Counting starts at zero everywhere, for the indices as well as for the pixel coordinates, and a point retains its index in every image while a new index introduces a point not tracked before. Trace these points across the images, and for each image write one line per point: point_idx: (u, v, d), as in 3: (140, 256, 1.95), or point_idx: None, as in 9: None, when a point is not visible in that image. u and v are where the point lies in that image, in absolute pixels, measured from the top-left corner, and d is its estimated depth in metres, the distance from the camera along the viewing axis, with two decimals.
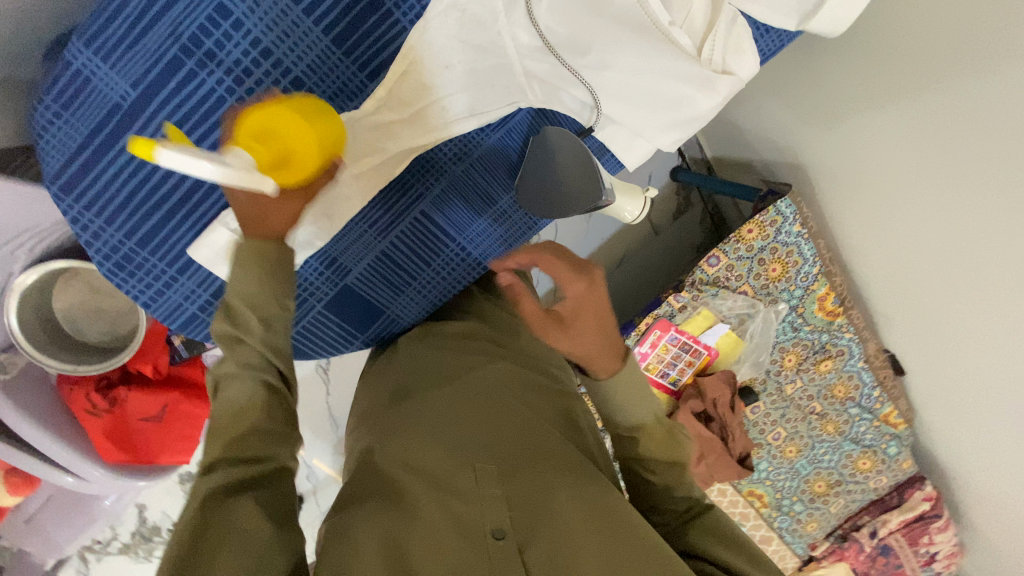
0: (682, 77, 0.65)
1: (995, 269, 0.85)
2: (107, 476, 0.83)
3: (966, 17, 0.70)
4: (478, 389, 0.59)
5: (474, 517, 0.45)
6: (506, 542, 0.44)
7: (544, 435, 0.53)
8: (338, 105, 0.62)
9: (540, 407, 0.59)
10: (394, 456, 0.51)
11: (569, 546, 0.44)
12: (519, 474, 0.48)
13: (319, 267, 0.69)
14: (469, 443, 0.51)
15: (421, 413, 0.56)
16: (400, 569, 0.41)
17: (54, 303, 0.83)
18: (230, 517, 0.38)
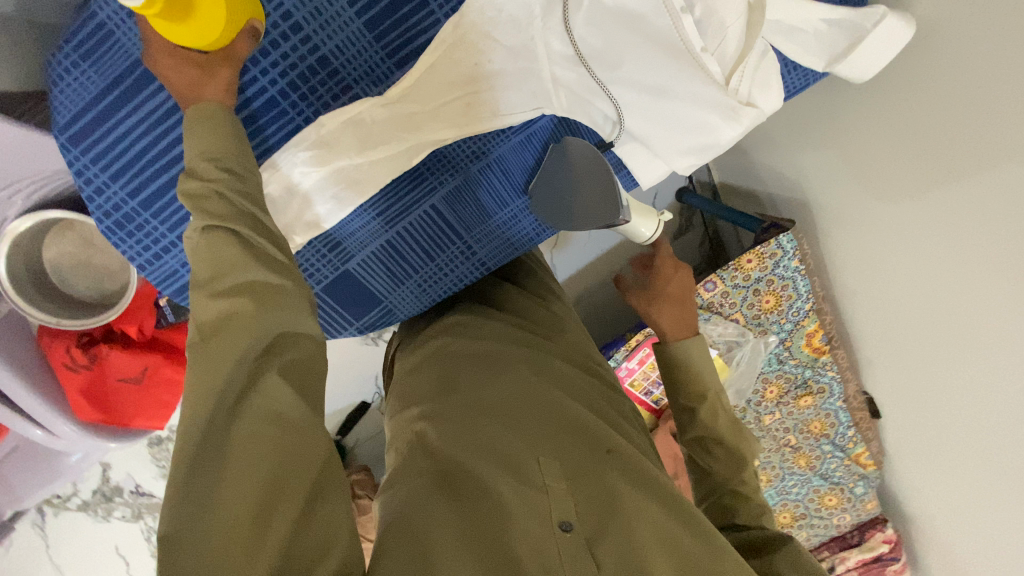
0: (708, 105, 0.66)
1: (979, 330, 0.87)
2: (77, 433, 0.83)
3: (980, 82, 0.70)
4: (542, 382, 0.63)
5: (546, 507, 0.48)
6: (573, 534, 0.47)
7: (599, 436, 0.57)
8: (361, 89, 0.61)
9: (594, 406, 0.63)
10: (466, 440, 0.55)
11: (632, 542, 0.47)
12: (585, 472, 0.52)
13: (322, 250, 0.69)
14: (538, 435, 0.55)
15: (489, 399, 0.60)
16: (486, 545, 0.44)
17: (44, 253, 0.81)
18: (317, 492, 0.39)
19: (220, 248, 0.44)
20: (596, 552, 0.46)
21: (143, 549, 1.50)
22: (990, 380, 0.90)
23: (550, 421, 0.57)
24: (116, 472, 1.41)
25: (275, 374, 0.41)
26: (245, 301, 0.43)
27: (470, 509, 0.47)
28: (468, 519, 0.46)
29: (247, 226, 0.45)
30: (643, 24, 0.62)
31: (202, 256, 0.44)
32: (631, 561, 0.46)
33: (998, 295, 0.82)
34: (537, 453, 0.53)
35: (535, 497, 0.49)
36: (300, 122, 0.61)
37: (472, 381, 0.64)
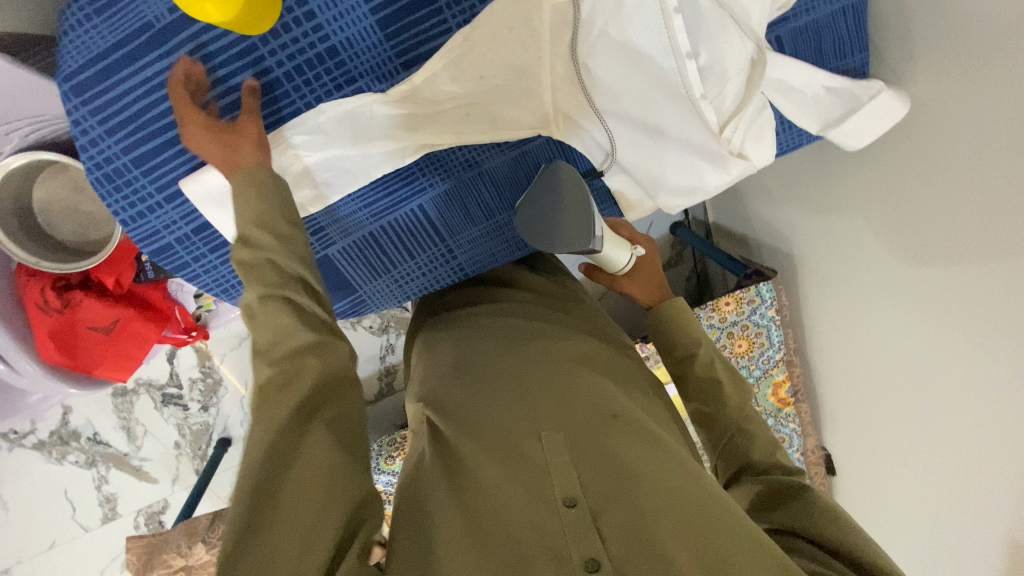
0: (700, 150, 0.68)
1: (930, 404, 0.89)
2: (39, 373, 0.83)
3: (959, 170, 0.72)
4: (550, 357, 0.64)
5: (547, 486, 0.49)
6: (578, 508, 0.48)
7: (602, 406, 0.58)
8: (365, 83, 0.63)
9: (608, 373, 0.65)
10: (465, 427, 0.57)
11: (639, 509, 0.48)
12: (588, 445, 0.53)
13: (304, 232, 0.70)
14: (539, 413, 0.56)
15: (492, 380, 0.62)
16: (484, 538, 0.47)
17: (33, 192, 0.81)
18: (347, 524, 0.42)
19: (277, 316, 0.50)
20: (603, 522, 0.47)
21: (90, 498, 1.50)
22: (933, 454, 0.91)
23: (553, 397, 0.58)
24: (76, 416, 1.42)
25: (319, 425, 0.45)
26: (289, 355, 0.49)
27: (470, 498, 0.50)
28: (467, 510, 0.49)
29: (298, 290, 0.52)
30: (647, 63, 0.64)
31: (260, 322, 0.50)
32: (638, 527, 0.47)
33: (950, 375, 0.83)
34: (538, 432, 0.54)
35: (536, 477, 0.50)
36: (301, 106, 0.62)
37: (480, 357, 0.65)
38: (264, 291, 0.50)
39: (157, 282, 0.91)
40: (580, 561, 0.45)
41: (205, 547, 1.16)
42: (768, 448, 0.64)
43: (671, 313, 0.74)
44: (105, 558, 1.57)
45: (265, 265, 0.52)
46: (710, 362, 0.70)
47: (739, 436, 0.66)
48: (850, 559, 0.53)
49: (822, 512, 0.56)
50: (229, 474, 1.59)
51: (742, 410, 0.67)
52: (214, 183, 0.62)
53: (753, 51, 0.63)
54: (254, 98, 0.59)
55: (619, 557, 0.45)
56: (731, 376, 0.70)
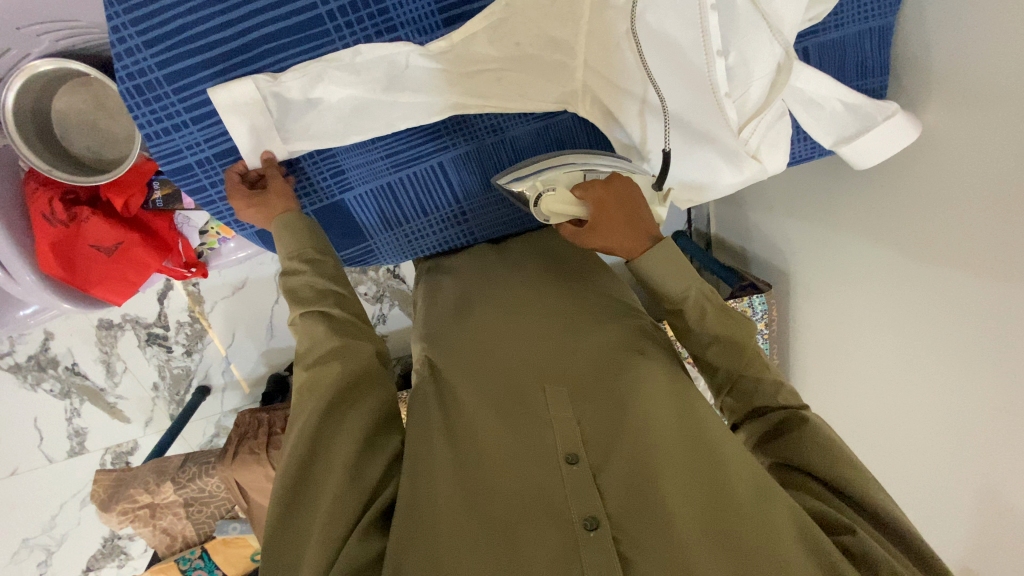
0: (718, 149, 0.70)
1: (900, 426, 0.92)
2: (36, 285, 0.82)
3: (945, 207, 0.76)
4: (561, 313, 0.67)
5: (549, 446, 0.53)
6: (579, 466, 0.51)
7: (605, 360, 0.60)
8: (405, 34, 0.65)
9: (615, 321, 0.66)
10: (471, 379, 0.60)
11: (639, 464, 0.51)
12: (590, 402, 0.56)
13: (324, 173, 0.71)
14: (543, 370, 0.60)
15: (498, 334, 0.65)
16: (485, 491, 0.51)
17: (53, 101, 0.81)
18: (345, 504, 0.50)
19: (313, 327, 0.60)
20: (603, 477, 0.51)
21: (60, 429, 1.49)
22: (896, 475, 0.95)
23: (557, 354, 0.62)
24: (56, 343, 1.41)
25: (351, 413, 0.56)
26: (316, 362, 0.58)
27: (472, 450, 0.54)
28: (468, 462, 0.53)
29: (332, 305, 0.63)
30: (677, 54, 0.64)
31: (298, 333, 0.62)
32: (637, 482, 0.50)
33: (922, 401, 0.87)
34: (541, 388, 0.58)
35: (540, 435, 0.54)
36: (339, 46, 0.64)
37: (491, 309, 0.68)
38: (302, 310, 0.61)
39: (163, 212, 0.93)
40: (582, 516, 0.48)
41: (173, 487, 1.16)
42: (774, 389, 0.63)
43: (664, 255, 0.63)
44: (67, 492, 1.56)
45: (305, 287, 0.63)
46: (701, 312, 0.65)
47: (744, 381, 0.64)
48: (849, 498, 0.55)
49: (824, 454, 0.57)
50: (203, 424, 1.58)
51: (745, 354, 0.64)
52: (244, 94, 0.63)
53: (781, 55, 0.64)
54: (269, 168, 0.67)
55: (617, 514, 0.49)
56: (732, 320, 0.64)
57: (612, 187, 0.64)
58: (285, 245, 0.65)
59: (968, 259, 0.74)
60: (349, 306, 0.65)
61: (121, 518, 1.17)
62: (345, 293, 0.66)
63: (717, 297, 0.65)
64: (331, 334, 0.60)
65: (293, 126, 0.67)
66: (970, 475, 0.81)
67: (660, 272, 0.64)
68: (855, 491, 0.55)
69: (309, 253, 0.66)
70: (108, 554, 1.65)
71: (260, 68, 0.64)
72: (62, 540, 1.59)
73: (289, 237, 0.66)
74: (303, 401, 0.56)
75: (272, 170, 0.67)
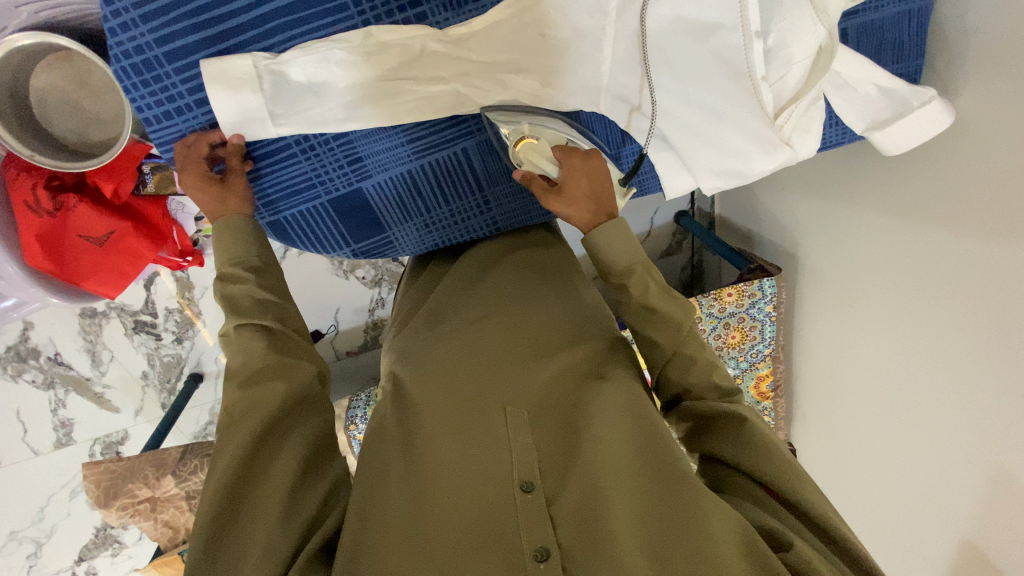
0: (751, 134, 0.64)
1: (907, 411, 0.94)
2: (20, 275, 0.77)
3: (971, 199, 0.76)
4: (523, 331, 0.70)
5: (508, 473, 0.57)
6: (534, 494, 0.55)
7: (566, 388, 0.64)
8: (428, 11, 0.61)
9: (578, 342, 0.69)
10: (434, 401, 0.63)
11: (591, 495, 0.55)
12: (546, 427, 0.61)
13: (341, 161, 0.67)
14: (503, 388, 0.63)
15: (460, 355, 0.68)
16: (447, 516, 0.54)
17: (30, 78, 0.74)
18: (280, 537, 0.51)
19: (251, 343, 0.60)
20: (556, 507, 0.55)
21: (45, 420, 1.43)
22: (901, 457, 0.98)
23: (518, 375, 0.64)
24: (36, 333, 1.33)
25: (287, 440, 0.57)
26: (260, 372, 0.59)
27: (433, 475, 0.57)
28: (431, 486, 0.57)
29: (272, 320, 0.63)
30: (715, 35, 0.60)
31: (235, 348, 0.61)
32: (590, 512, 0.54)
33: (933, 385, 0.88)
34: (503, 410, 0.61)
35: (501, 462, 0.57)
36: (357, 23, 0.59)
37: (455, 330, 0.72)
38: (239, 322, 0.61)
39: (157, 197, 0.86)
40: (533, 546, 0.52)
41: (174, 481, 1.13)
42: (706, 369, 0.65)
43: (614, 233, 0.63)
44: (56, 483, 1.51)
45: (244, 296, 0.62)
46: (645, 288, 0.65)
47: (677, 360, 0.65)
48: (783, 497, 0.57)
49: (756, 450, 0.59)
50: (196, 412, 1.54)
51: (682, 334, 0.65)
52: (241, 72, 0.58)
53: (824, 37, 0.61)
54: (237, 158, 0.62)
55: (567, 542, 0.53)
56: (674, 301, 0.66)
57: (592, 161, 0.64)
58: (222, 252, 0.64)
59: (991, 254, 0.74)
60: (291, 320, 0.66)
61: (121, 514, 1.13)
62: (285, 304, 0.66)
63: (660, 276, 0.66)
64: (270, 352, 0.61)
65: (285, 108, 0.61)
66: (978, 453, 0.83)
67: (610, 249, 0.64)
68: (782, 489, 0.57)
69: (252, 261, 0.65)
70: (101, 543, 1.62)
71: (267, 45, 0.59)
72: (52, 531, 1.55)
73: (231, 241, 0.64)
74: (236, 424, 0.56)
75: (234, 162, 0.63)
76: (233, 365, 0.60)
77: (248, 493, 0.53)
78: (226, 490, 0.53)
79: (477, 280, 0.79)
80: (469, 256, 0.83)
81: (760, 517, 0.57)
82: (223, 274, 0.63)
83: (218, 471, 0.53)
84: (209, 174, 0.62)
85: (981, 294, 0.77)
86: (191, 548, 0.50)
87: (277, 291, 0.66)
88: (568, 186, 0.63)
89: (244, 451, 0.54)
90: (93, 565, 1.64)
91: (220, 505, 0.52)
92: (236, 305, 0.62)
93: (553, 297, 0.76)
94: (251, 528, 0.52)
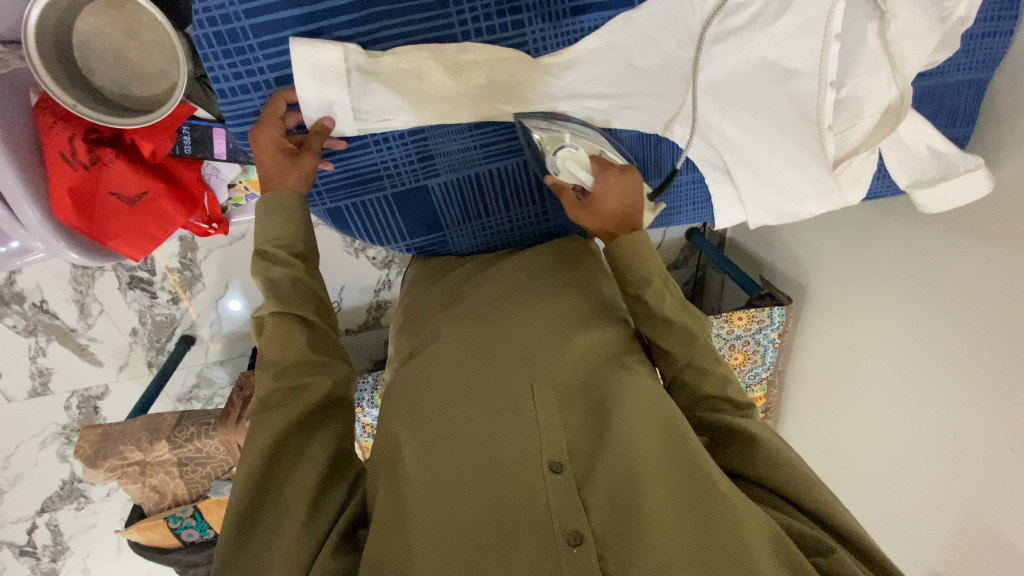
0: (807, 178, 0.66)
1: (895, 448, 1.00)
2: (45, 229, 0.72)
3: (988, 262, 0.80)
4: (550, 312, 0.65)
5: (534, 452, 0.50)
6: (563, 476, 0.49)
7: (588, 374, 0.58)
8: (523, 16, 0.60)
9: (611, 332, 0.64)
10: (451, 378, 0.58)
11: (625, 482, 0.49)
12: (575, 407, 0.55)
13: (411, 156, 0.69)
14: (530, 366, 0.58)
15: (482, 331, 0.63)
16: (467, 494, 0.48)
17: (77, 20, 0.71)
18: (311, 533, 0.48)
19: (289, 332, 0.57)
20: (587, 491, 0.49)
21: (22, 367, 1.36)
22: (882, 490, 1.04)
23: (543, 356, 0.59)
24: (23, 278, 1.25)
25: (316, 436, 0.54)
26: (292, 359, 0.56)
27: (448, 449, 0.51)
28: (448, 461, 0.50)
29: (312, 313, 0.59)
30: (792, 80, 0.62)
31: (269, 335, 0.56)
32: (625, 500, 0.48)
33: (923, 428, 0.93)
34: (529, 387, 0.56)
35: (528, 438, 0.52)
36: (454, 21, 0.59)
37: (479, 308, 0.67)
38: (277, 309, 0.57)
39: (191, 160, 0.85)
40: (564, 528, 0.46)
41: (168, 446, 1.10)
42: (721, 381, 0.62)
43: (635, 249, 0.62)
44: (28, 432, 1.45)
45: (287, 282, 0.59)
46: (661, 297, 0.62)
47: (689, 372, 0.62)
48: (808, 510, 0.54)
49: (777, 461, 0.56)
50: (185, 374, 1.51)
51: (696, 347, 0.61)
52: (328, 61, 0.56)
53: (895, 98, 0.63)
54: (316, 137, 0.60)
55: (601, 532, 0.46)
56: (689, 314, 0.62)
57: (626, 178, 0.63)
58: (264, 231, 0.60)
59: (1000, 316, 0.79)
60: (325, 310, 0.62)
61: (108, 475, 1.10)
62: (325, 301, 0.63)
63: (678, 289, 0.62)
64: (309, 347, 0.57)
65: (368, 107, 0.62)
66: (959, 497, 0.89)
67: (631, 260, 0.62)
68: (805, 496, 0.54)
69: (296, 246, 0.61)
70: (66, 496, 1.56)
71: (355, 34, 0.58)
72: (16, 479, 1.50)
73: (278, 222, 0.60)
74: (269, 413, 0.53)
75: (314, 141, 0.60)
76: (267, 355, 0.56)
77: (279, 481, 0.51)
78: (258, 473, 0.50)
79: (499, 265, 0.75)
80: (487, 252, 0.81)
81: (789, 523, 0.52)
82: (265, 253, 0.59)
83: (250, 452, 0.51)
84: (283, 142, 0.60)
85: (981, 350, 0.82)
86: (221, 540, 0.48)
87: (318, 283, 0.62)
88: (599, 201, 0.63)
89: (271, 446, 0.51)
90: (55, 518, 1.58)
91: (248, 499, 0.49)
92: (263, 285, 0.58)
93: (576, 280, 0.72)
94: (276, 528, 0.49)
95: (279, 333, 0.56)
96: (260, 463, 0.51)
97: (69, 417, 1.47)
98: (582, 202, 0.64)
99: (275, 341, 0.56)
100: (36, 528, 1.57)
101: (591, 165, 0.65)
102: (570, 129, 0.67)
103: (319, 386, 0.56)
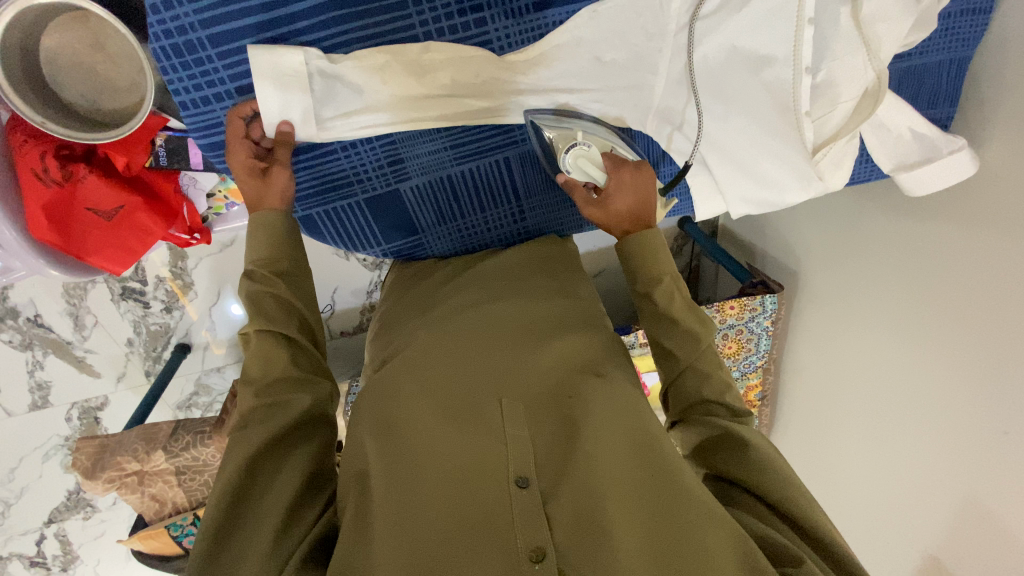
0: (785, 165, 0.65)
1: (890, 434, 0.99)
2: (23, 248, 0.73)
3: (977, 244, 0.79)
4: (523, 319, 0.65)
5: (501, 466, 0.50)
6: (530, 491, 0.49)
7: (559, 382, 0.58)
8: (486, 13, 0.59)
9: (584, 339, 0.63)
10: (420, 391, 0.57)
11: (592, 494, 0.48)
12: (545, 418, 0.54)
13: (381, 160, 0.68)
14: (499, 377, 0.57)
15: (453, 341, 0.62)
16: (432, 510, 0.48)
17: (43, 36, 0.70)
18: (280, 548, 0.48)
19: (272, 350, 0.57)
20: (552, 505, 0.48)
21: (21, 381, 1.37)
22: (879, 476, 1.03)
23: (512, 366, 0.58)
24: (15, 293, 1.25)
25: (294, 454, 0.54)
26: (272, 377, 0.56)
27: (414, 465, 0.51)
28: (414, 477, 0.50)
29: (295, 330, 0.59)
30: (766, 68, 0.60)
31: (252, 351, 0.57)
32: (590, 514, 0.47)
33: (918, 414, 0.93)
34: (498, 399, 0.55)
35: (496, 452, 0.51)
36: (415, 22, 0.58)
37: (451, 318, 0.66)
38: (262, 326, 0.57)
39: (168, 172, 0.85)
40: (528, 544, 0.45)
41: (164, 456, 1.11)
42: (722, 386, 0.61)
43: (641, 247, 0.64)
44: (31, 445, 1.47)
45: (271, 301, 0.59)
46: (671, 297, 0.63)
47: (689, 375, 0.62)
48: (791, 517, 0.53)
49: (759, 463, 0.55)
50: (183, 382, 1.52)
51: (700, 348, 0.61)
52: (291, 65, 0.56)
53: (872, 81, 0.61)
54: (282, 149, 0.60)
55: (565, 546, 0.46)
56: (696, 316, 0.63)
57: (640, 175, 0.64)
58: (252, 250, 0.60)
59: (991, 299, 0.78)
60: (307, 327, 0.62)
61: (107, 485, 1.12)
62: (309, 319, 0.62)
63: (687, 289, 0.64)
64: (293, 363, 0.58)
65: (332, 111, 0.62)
66: (955, 483, 0.88)
67: (640, 255, 0.64)
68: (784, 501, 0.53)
69: (281, 264, 0.61)
70: (73, 506, 1.58)
71: (314, 39, 0.57)
72: (22, 491, 1.52)
73: (264, 241, 0.60)
74: (247, 430, 0.53)
75: (280, 153, 0.60)
76: (251, 372, 0.56)
77: (255, 496, 0.51)
78: (234, 489, 0.50)
79: (477, 271, 0.75)
80: (464, 255, 0.81)
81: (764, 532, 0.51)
82: (252, 274, 0.59)
83: (226, 468, 0.51)
84: (253, 163, 0.60)
85: (974, 334, 0.81)
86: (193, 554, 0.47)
87: (303, 301, 0.62)
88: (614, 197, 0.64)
89: (246, 461, 0.51)
90: (64, 528, 1.60)
91: (222, 512, 0.49)
92: (246, 302, 0.58)
93: (552, 284, 0.72)
94: (246, 542, 0.48)
95: (257, 350, 0.57)
96: (235, 478, 0.50)
97: (71, 428, 1.48)
98: (595, 198, 0.65)
99: (253, 356, 0.56)
100: (45, 539, 1.59)
101: (605, 163, 0.66)
102: (581, 125, 0.68)
103: (300, 403, 0.56)
